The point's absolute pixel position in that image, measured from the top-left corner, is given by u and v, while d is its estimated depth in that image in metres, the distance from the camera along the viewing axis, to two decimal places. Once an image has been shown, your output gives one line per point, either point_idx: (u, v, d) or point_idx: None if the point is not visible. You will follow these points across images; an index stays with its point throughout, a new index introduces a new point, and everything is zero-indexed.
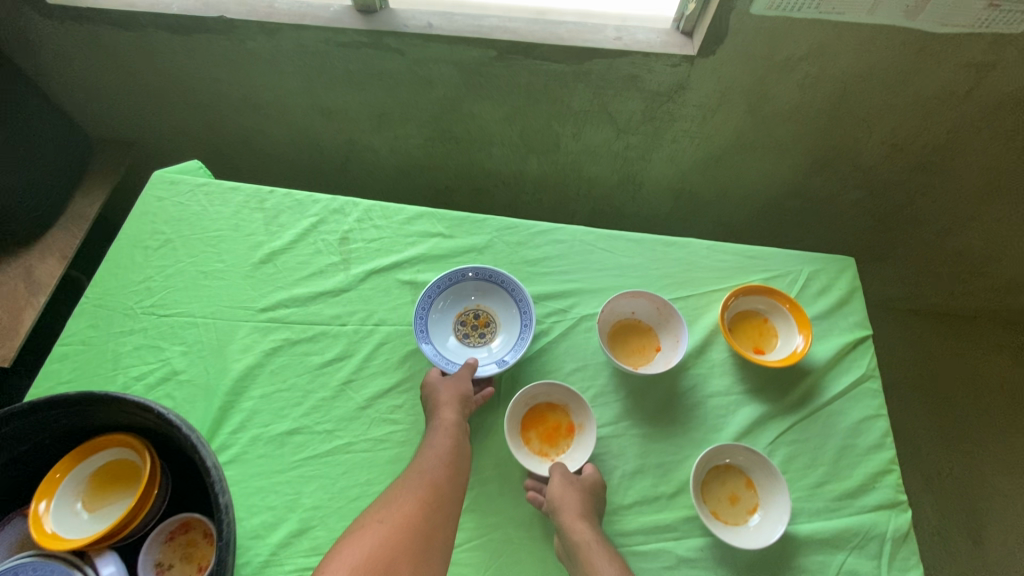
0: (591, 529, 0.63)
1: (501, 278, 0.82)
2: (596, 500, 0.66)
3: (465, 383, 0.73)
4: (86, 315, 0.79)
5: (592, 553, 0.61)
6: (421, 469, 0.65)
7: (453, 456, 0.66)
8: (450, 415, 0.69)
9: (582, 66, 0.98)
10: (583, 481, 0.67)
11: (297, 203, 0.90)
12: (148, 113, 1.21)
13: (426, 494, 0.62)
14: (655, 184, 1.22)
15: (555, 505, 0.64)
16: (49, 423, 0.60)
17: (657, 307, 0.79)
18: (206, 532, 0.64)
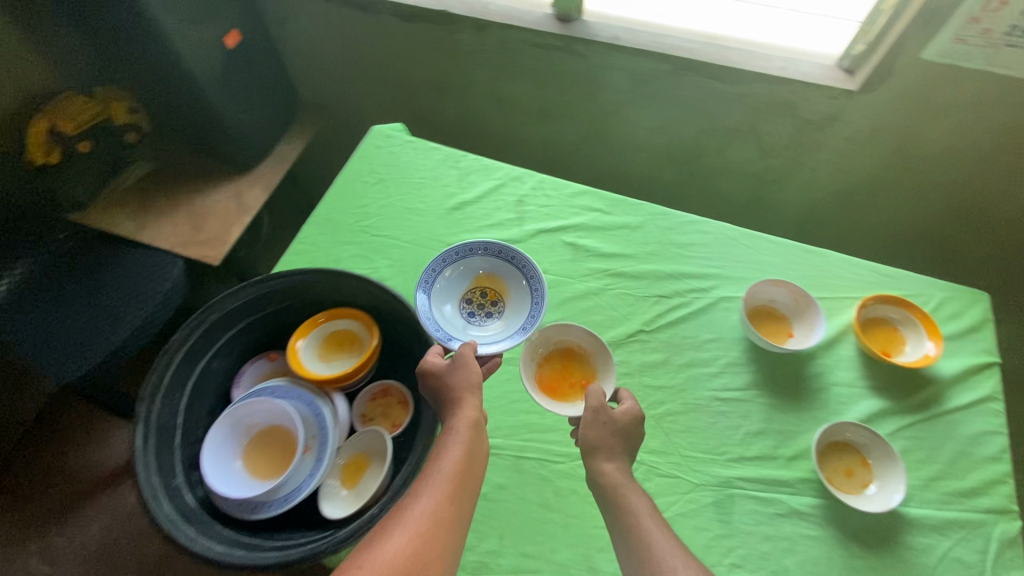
0: (619, 471, 0.70)
1: (506, 255, 0.87)
2: (630, 442, 0.72)
3: (478, 374, 0.74)
4: (315, 224, 0.99)
5: (626, 490, 0.68)
6: (444, 463, 0.65)
7: (473, 450, 0.67)
8: (472, 408, 0.70)
9: (744, 88, 1.10)
10: (621, 417, 0.72)
11: (484, 167, 1.08)
12: (352, 84, 1.46)
13: (455, 487, 0.63)
14: (782, 208, 1.32)
15: (589, 442, 0.71)
16: (308, 289, 0.80)
17: (796, 298, 0.88)
18: (400, 400, 0.80)
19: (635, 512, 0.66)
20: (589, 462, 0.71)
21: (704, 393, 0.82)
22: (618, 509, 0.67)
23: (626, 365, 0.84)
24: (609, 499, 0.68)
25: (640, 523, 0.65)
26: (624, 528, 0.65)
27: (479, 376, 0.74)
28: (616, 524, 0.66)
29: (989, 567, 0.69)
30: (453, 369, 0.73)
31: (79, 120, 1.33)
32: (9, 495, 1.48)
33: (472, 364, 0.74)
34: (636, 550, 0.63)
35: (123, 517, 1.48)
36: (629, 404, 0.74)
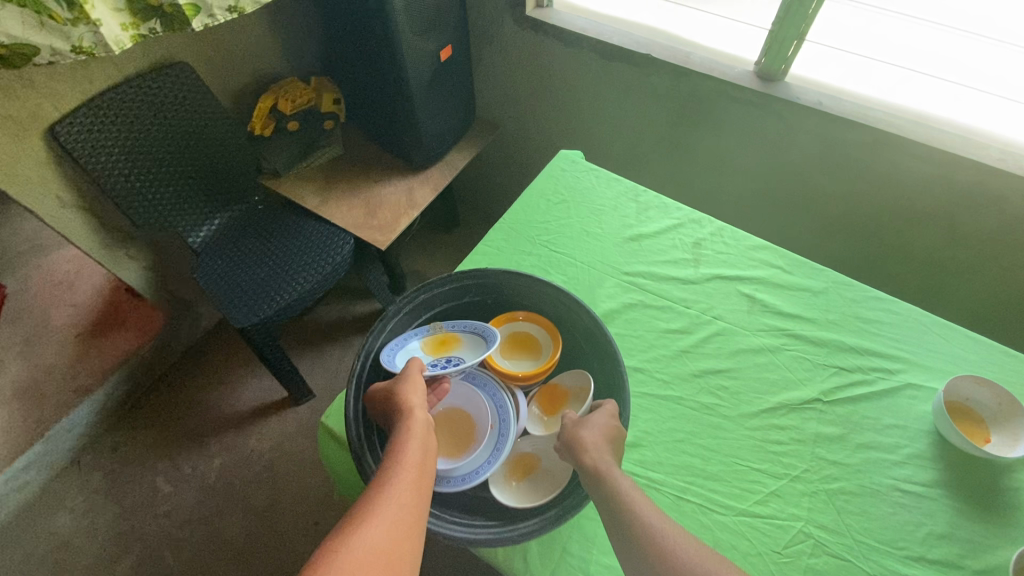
0: (613, 464, 0.67)
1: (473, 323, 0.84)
2: (616, 438, 0.71)
3: (418, 380, 0.71)
4: (500, 230, 1.06)
5: (612, 477, 0.66)
6: (397, 472, 0.60)
7: (423, 458, 0.63)
8: (423, 414, 0.67)
9: (952, 173, 1.06)
10: (598, 416, 0.72)
11: (663, 205, 1.10)
12: (530, 107, 1.55)
13: (412, 499, 0.59)
14: (959, 301, 1.25)
15: (576, 438, 0.69)
16: (499, 290, 0.87)
17: (1001, 401, 0.81)
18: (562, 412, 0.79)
19: (643, 516, 0.63)
20: (574, 457, 0.68)
21: (883, 480, 0.78)
22: (612, 500, 0.65)
23: (799, 431, 0.82)
24: (596, 489, 0.66)
25: (647, 526, 0.63)
26: (623, 526, 0.63)
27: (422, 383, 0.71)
28: (607, 512, 0.65)
29: None
30: (402, 381, 0.70)
31: (296, 103, 1.53)
32: (154, 413, 1.65)
33: (411, 377, 0.71)
34: (645, 553, 0.61)
35: (239, 460, 1.58)
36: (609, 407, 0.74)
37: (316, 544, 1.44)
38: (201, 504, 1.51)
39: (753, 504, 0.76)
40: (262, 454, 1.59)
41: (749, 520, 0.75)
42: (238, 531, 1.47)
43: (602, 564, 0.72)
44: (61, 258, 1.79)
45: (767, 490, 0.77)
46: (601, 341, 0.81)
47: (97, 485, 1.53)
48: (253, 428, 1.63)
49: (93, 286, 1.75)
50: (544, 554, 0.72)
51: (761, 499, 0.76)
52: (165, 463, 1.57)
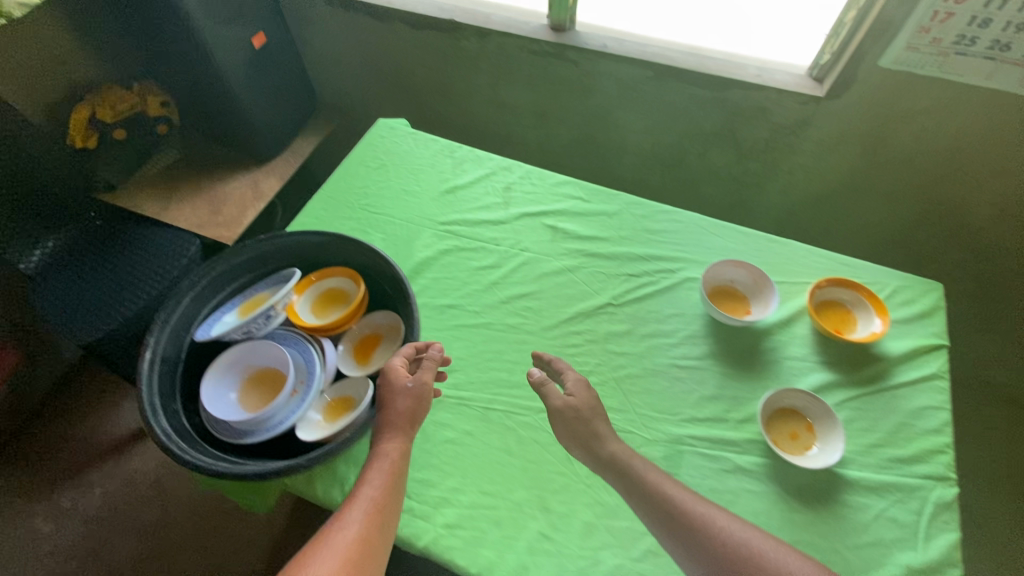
0: (622, 449, 0.74)
1: (289, 275, 0.87)
2: (599, 416, 0.77)
3: (413, 395, 0.74)
4: (320, 201, 1.09)
5: (634, 465, 0.73)
6: (359, 502, 0.66)
7: (391, 488, 0.69)
8: (396, 442, 0.72)
9: (721, 94, 1.18)
10: (583, 397, 0.78)
11: (476, 157, 1.16)
12: (366, 87, 1.59)
13: (369, 528, 0.65)
14: (764, 211, 1.40)
15: (589, 428, 0.75)
16: (304, 251, 0.90)
17: (754, 278, 0.95)
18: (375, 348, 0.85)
19: (663, 486, 0.70)
20: (591, 449, 0.74)
21: (663, 360, 0.89)
22: (643, 490, 0.70)
23: (593, 333, 0.92)
24: (622, 480, 0.72)
25: (681, 504, 0.69)
26: (657, 508, 0.69)
27: (419, 400, 0.74)
28: (637, 501, 0.70)
29: (921, 528, 0.73)
30: (394, 393, 0.74)
31: (118, 110, 1.46)
32: (24, 454, 1.56)
33: (425, 386, 0.75)
34: (686, 532, 0.67)
35: (124, 484, 1.53)
36: (575, 377, 0.81)
37: (214, 549, 1.43)
38: (86, 535, 1.46)
39: None
40: (148, 473, 1.55)
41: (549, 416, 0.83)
42: (128, 554, 1.43)
43: (415, 479, 0.78)
44: None
45: None
46: (398, 283, 0.86)
47: None
48: (135, 449, 1.59)
49: None
50: None
51: None
52: (42, 502, 1.50)
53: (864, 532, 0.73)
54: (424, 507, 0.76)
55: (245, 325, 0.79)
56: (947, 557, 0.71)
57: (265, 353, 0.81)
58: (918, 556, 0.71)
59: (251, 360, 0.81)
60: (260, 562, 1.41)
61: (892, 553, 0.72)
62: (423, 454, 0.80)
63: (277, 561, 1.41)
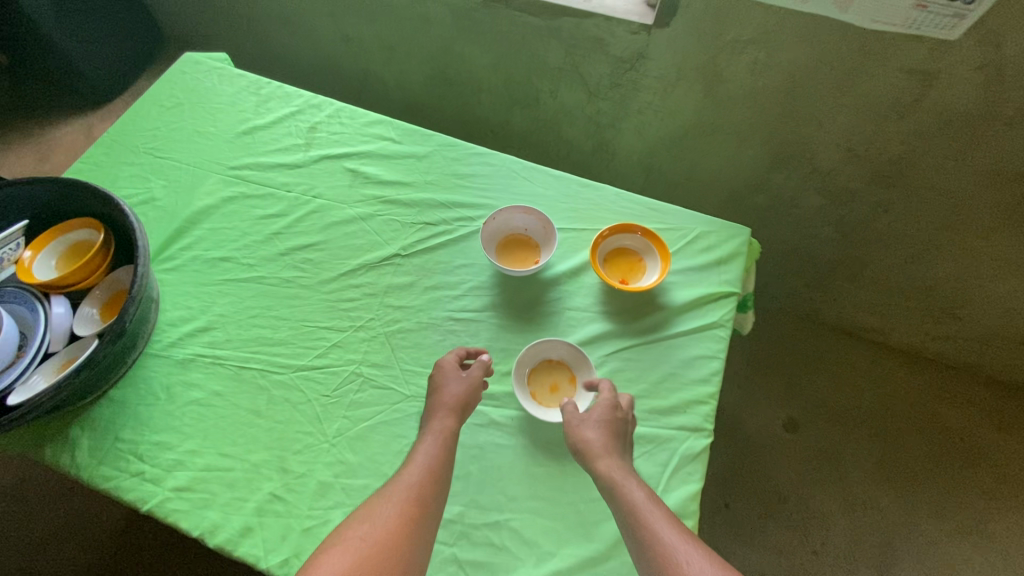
0: (618, 466, 0.67)
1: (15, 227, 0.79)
2: (620, 434, 0.70)
3: (470, 382, 0.73)
4: (103, 145, 1.00)
5: (624, 486, 0.64)
6: (407, 478, 0.64)
7: (441, 466, 0.66)
8: (447, 422, 0.70)
9: (554, 22, 1.08)
10: (593, 412, 0.71)
11: (285, 95, 1.07)
12: (210, 21, 1.45)
13: (412, 501, 0.62)
14: (625, 156, 1.32)
15: (605, 441, 0.69)
16: (43, 199, 0.81)
17: (544, 226, 0.90)
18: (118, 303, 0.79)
19: (625, 489, 0.64)
20: (585, 465, 0.69)
21: (440, 313, 0.84)
22: (626, 514, 0.62)
23: (372, 286, 0.86)
24: (612, 498, 0.64)
25: (654, 530, 0.59)
26: (635, 531, 0.60)
27: (474, 387, 0.73)
28: (623, 524, 0.62)
29: (663, 480, 0.72)
30: (448, 378, 0.73)
31: None
32: None
33: (473, 377, 0.74)
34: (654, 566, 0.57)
35: None
36: (606, 397, 0.73)
37: None
38: None
39: (314, 358, 0.80)
40: None
41: (306, 374, 0.79)
42: None
43: (153, 442, 0.74)
44: None
45: (330, 343, 0.81)
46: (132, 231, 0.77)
47: None
48: None
49: None
50: (94, 447, 0.74)
51: (322, 353, 0.80)
52: None
53: None
54: (157, 470, 0.73)
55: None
56: (681, 508, 0.70)
57: None
58: None
59: None
60: None
61: None
62: (165, 416, 0.76)
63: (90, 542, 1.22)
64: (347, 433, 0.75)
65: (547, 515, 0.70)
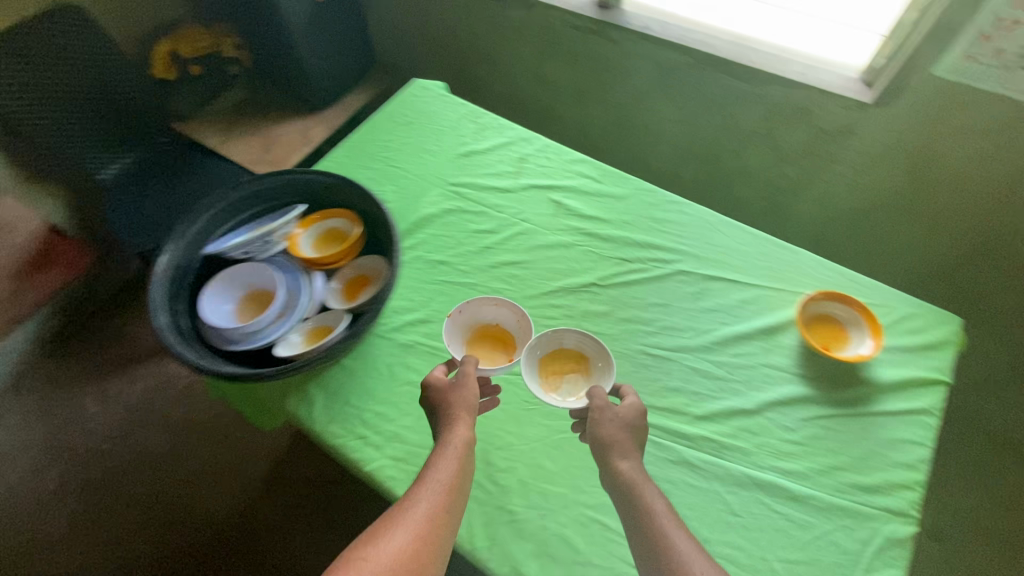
0: (636, 469, 0.69)
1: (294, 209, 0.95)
2: (638, 435, 0.73)
3: (473, 392, 0.76)
4: (346, 149, 1.16)
5: (642, 489, 0.67)
6: (433, 481, 0.68)
7: (462, 469, 0.71)
8: (461, 432, 0.73)
9: (761, 89, 1.14)
10: (624, 410, 0.73)
11: (500, 126, 1.19)
12: (420, 50, 1.64)
13: (441, 503, 0.67)
14: (797, 222, 1.32)
15: (618, 440, 0.71)
16: (315, 190, 0.97)
17: (517, 317, 0.87)
18: (362, 286, 0.91)
19: (648, 496, 0.66)
20: (604, 461, 0.71)
21: (636, 346, 0.88)
22: (642, 519, 0.65)
23: (571, 309, 0.92)
24: (628, 502, 0.67)
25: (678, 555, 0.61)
26: (652, 553, 0.62)
27: (473, 394, 0.76)
28: (633, 525, 0.65)
29: (864, 557, 0.71)
30: (453, 388, 0.76)
31: (197, 47, 1.60)
32: (84, 344, 1.79)
33: (472, 382, 0.77)
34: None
35: (161, 384, 1.71)
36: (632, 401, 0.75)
37: (222, 455, 1.59)
38: (122, 423, 1.65)
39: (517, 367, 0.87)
40: (182, 378, 1.72)
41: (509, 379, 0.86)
42: (154, 445, 1.62)
43: (374, 412, 0.84)
44: None
45: None
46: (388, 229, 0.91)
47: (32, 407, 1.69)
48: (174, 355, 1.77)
49: None
50: (328, 404, 0.84)
51: None
52: (94, 388, 1.71)
53: (800, 549, 0.72)
54: (378, 438, 0.82)
55: (247, 245, 0.89)
56: None
57: (264, 275, 0.88)
58: None
59: (252, 279, 0.89)
60: (259, 477, 1.55)
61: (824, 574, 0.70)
62: (387, 392, 0.85)
63: (279, 465, 1.57)
64: (545, 442, 0.80)
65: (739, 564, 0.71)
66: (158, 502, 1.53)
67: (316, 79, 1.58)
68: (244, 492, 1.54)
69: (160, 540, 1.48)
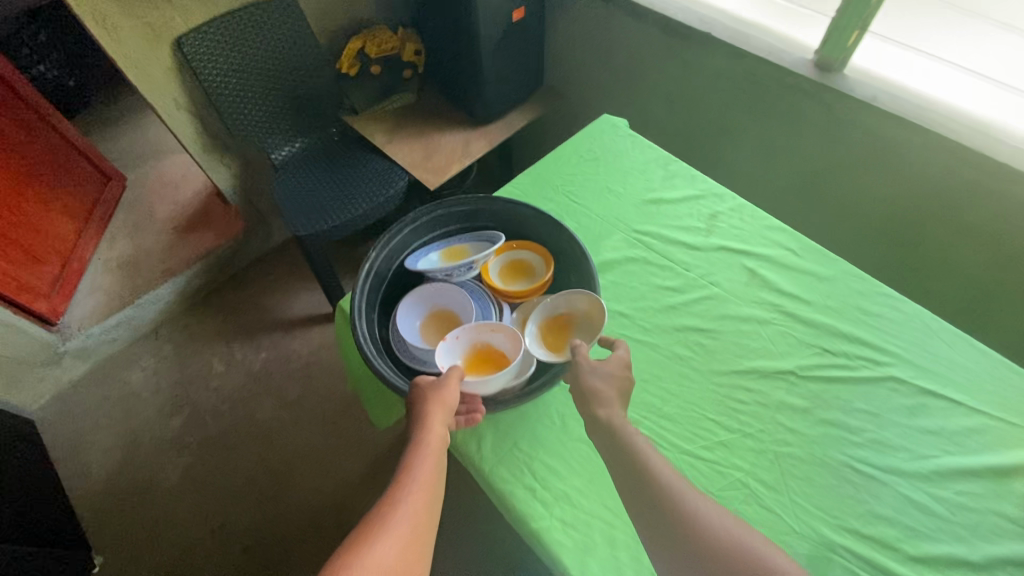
0: (618, 414, 0.74)
1: (491, 236, 0.95)
2: (622, 389, 0.77)
3: (451, 386, 0.75)
4: (529, 176, 1.14)
5: (626, 432, 0.72)
6: (412, 485, 0.68)
7: (437, 467, 0.71)
8: (437, 430, 0.72)
9: (1004, 186, 1.01)
10: (609, 366, 0.78)
11: (690, 176, 1.13)
12: (594, 79, 1.60)
13: (423, 507, 0.67)
14: (1003, 331, 1.18)
15: (593, 387, 0.76)
16: (512, 219, 0.97)
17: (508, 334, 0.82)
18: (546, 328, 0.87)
19: (627, 437, 0.71)
20: (586, 407, 0.75)
21: (838, 455, 0.79)
22: (623, 456, 0.70)
23: (763, 396, 0.84)
24: (612, 443, 0.72)
25: (676, 494, 0.66)
26: (644, 486, 0.67)
27: (452, 386, 0.75)
28: (616, 462, 0.70)
29: None
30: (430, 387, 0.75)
31: (382, 48, 1.65)
32: (221, 305, 1.90)
33: (455, 382, 0.75)
34: (674, 517, 0.64)
35: (282, 357, 1.78)
36: (620, 353, 0.80)
37: (330, 440, 1.63)
38: (243, 387, 1.73)
39: (700, 448, 0.80)
40: (301, 356, 1.79)
41: (691, 460, 0.79)
42: (269, 415, 1.68)
43: (545, 464, 0.79)
44: (174, 163, 2.10)
45: (716, 440, 0.81)
46: (587, 275, 0.89)
47: (167, 354, 1.80)
48: (298, 332, 1.84)
49: (192, 190, 2.03)
50: (497, 445, 0.81)
51: (709, 446, 0.80)
52: (223, 348, 1.81)
53: None
54: (546, 493, 0.77)
55: (449, 268, 0.87)
56: None
57: (456, 300, 0.88)
58: None
59: (442, 302, 0.89)
60: (360, 469, 1.57)
61: None
62: (558, 444, 0.81)
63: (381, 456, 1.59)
64: None
65: None
66: (266, 471, 1.58)
67: (491, 96, 1.58)
68: (345, 477, 1.56)
69: (260, 511, 1.52)
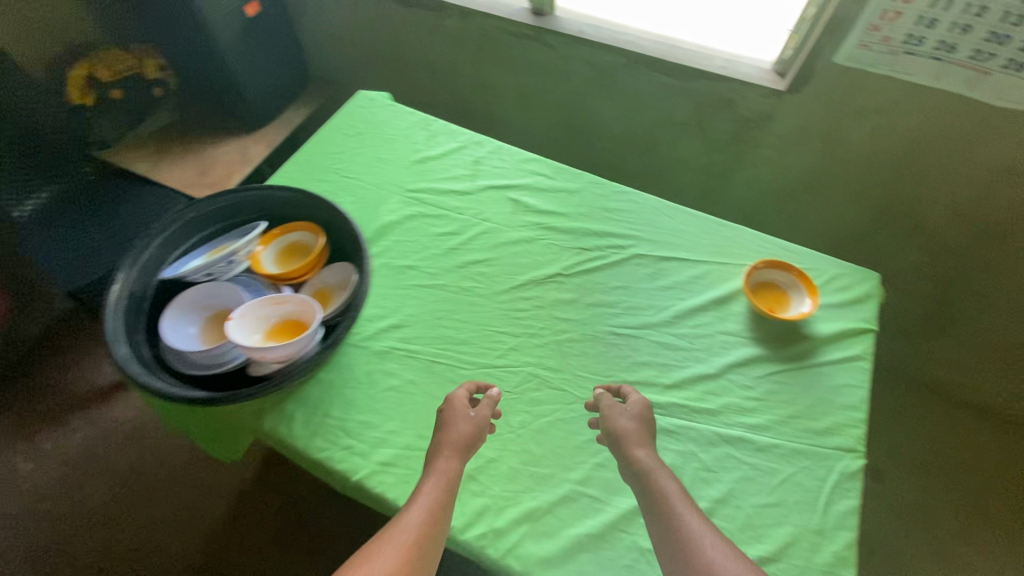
0: (651, 457, 0.71)
1: (254, 227, 0.95)
2: (648, 427, 0.76)
3: (470, 426, 0.74)
4: (297, 163, 1.14)
5: (659, 474, 0.68)
6: (415, 512, 0.64)
7: (449, 501, 0.67)
8: (453, 463, 0.70)
9: (689, 83, 1.24)
10: (634, 407, 0.77)
11: (451, 132, 1.22)
12: (359, 65, 1.63)
13: (427, 529, 0.62)
14: (732, 203, 1.44)
15: (620, 437, 0.74)
16: (277, 205, 0.97)
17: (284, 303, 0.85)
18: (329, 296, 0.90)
19: (660, 478, 0.68)
20: (620, 452, 0.73)
21: (604, 328, 0.93)
22: (653, 497, 0.66)
23: (540, 299, 0.96)
24: (643, 488, 0.68)
25: (684, 517, 0.62)
26: (666, 524, 0.63)
27: (469, 424, 0.74)
28: (648, 507, 0.66)
29: (823, 495, 0.78)
30: (457, 416, 0.75)
31: (116, 70, 1.50)
32: (7, 398, 1.63)
33: (474, 418, 0.75)
34: (679, 549, 0.60)
35: (103, 431, 1.59)
36: (636, 397, 0.80)
37: (183, 495, 1.50)
38: (61, 477, 1.52)
39: (496, 359, 0.90)
40: (127, 422, 1.61)
41: (490, 372, 0.88)
42: (101, 496, 1.50)
43: (358, 420, 0.83)
44: None
45: (508, 347, 0.91)
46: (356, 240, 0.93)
47: None
48: (115, 398, 1.65)
49: None
50: (308, 419, 0.83)
51: (502, 355, 0.90)
52: (25, 443, 1.57)
53: (767, 492, 0.79)
54: (363, 445, 0.81)
55: (209, 265, 0.87)
56: (842, 522, 0.76)
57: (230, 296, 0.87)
58: (817, 520, 0.77)
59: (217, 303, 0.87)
60: (224, 511, 1.48)
61: (789, 514, 0.77)
62: (368, 399, 0.85)
63: (244, 491, 1.50)
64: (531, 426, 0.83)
65: (720, 515, 0.77)
66: (114, 554, 1.42)
67: (255, 99, 1.54)
68: (210, 527, 1.46)
69: None
